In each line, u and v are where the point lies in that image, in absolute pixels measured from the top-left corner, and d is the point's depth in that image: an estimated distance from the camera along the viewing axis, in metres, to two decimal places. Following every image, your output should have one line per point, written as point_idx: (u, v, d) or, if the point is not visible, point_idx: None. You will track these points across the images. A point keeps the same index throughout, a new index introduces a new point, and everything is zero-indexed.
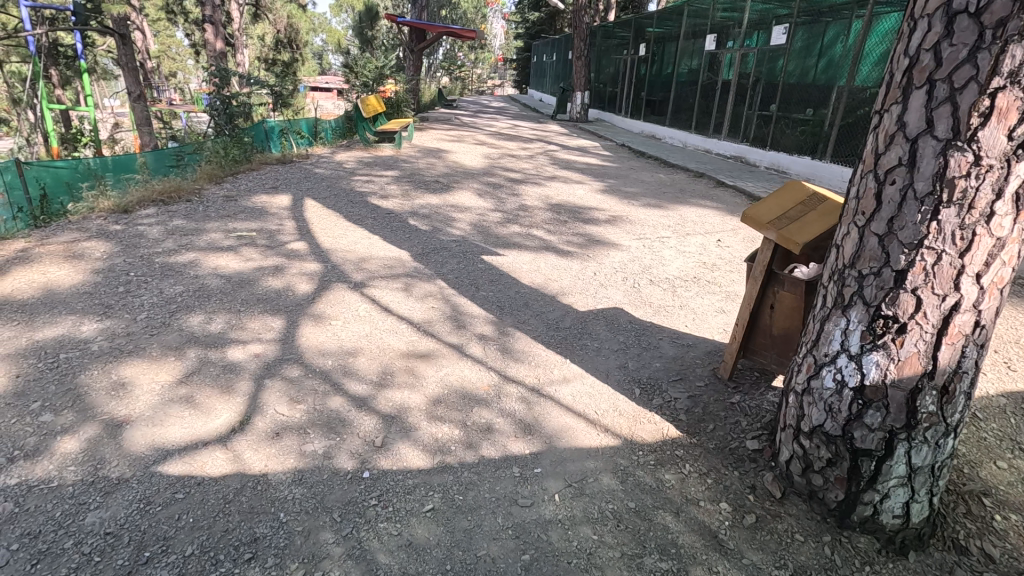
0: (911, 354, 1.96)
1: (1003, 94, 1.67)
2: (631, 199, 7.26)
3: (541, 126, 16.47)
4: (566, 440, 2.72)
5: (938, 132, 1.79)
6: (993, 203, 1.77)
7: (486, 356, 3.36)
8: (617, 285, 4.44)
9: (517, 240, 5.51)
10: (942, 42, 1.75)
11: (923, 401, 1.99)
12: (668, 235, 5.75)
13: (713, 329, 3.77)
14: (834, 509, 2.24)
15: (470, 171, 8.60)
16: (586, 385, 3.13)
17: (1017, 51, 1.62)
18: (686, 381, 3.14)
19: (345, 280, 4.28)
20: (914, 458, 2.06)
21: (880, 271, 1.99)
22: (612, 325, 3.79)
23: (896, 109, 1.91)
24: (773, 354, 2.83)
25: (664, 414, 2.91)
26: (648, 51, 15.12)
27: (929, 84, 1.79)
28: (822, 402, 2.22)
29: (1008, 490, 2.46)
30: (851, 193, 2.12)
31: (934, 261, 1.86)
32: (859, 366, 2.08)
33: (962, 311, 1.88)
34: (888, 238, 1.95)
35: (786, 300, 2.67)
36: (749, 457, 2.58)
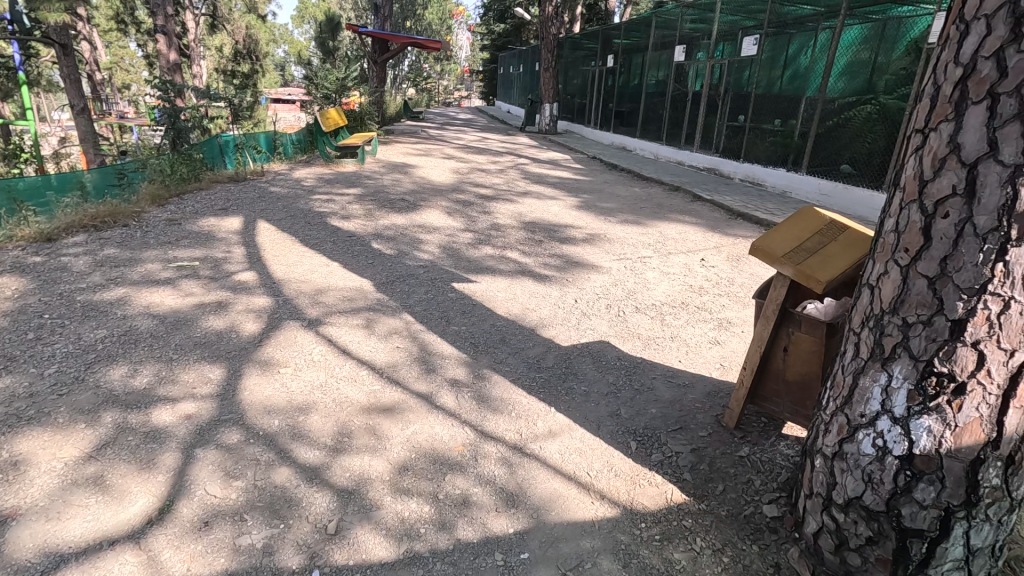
0: (971, 419, 1.64)
1: None
2: (608, 215, 6.95)
3: (510, 138, 16.20)
4: (555, 513, 2.33)
5: (1004, 156, 1.47)
6: None
7: (460, 408, 2.97)
8: (601, 315, 4.10)
9: (490, 263, 5.12)
10: (1007, 46, 1.42)
11: (986, 474, 1.67)
12: (649, 254, 5.46)
13: (709, 364, 3.45)
14: None
15: (438, 188, 8.20)
16: (575, 440, 2.77)
17: None
18: (687, 431, 2.80)
19: (298, 317, 3.81)
20: (973, 538, 1.72)
21: (931, 320, 1.66)
22: (598, 363, 3.45)
23: (945, 128, 1.58)
24: (787, 402, 2.51)
25: (665, 473, 2.55)
26: (616, 62, 15.00)
27: (991, 98, 1.47)
28: (858, 470, 1.88)
29: None
30: (888, 226, 1.80)
31: (1001, 310, 1.54)
32: (906, 432, 1.75)
33: None
34: (940, 281, 1.62)
35: (803, 342, 2.37)
36: (768, 527, 2.23)
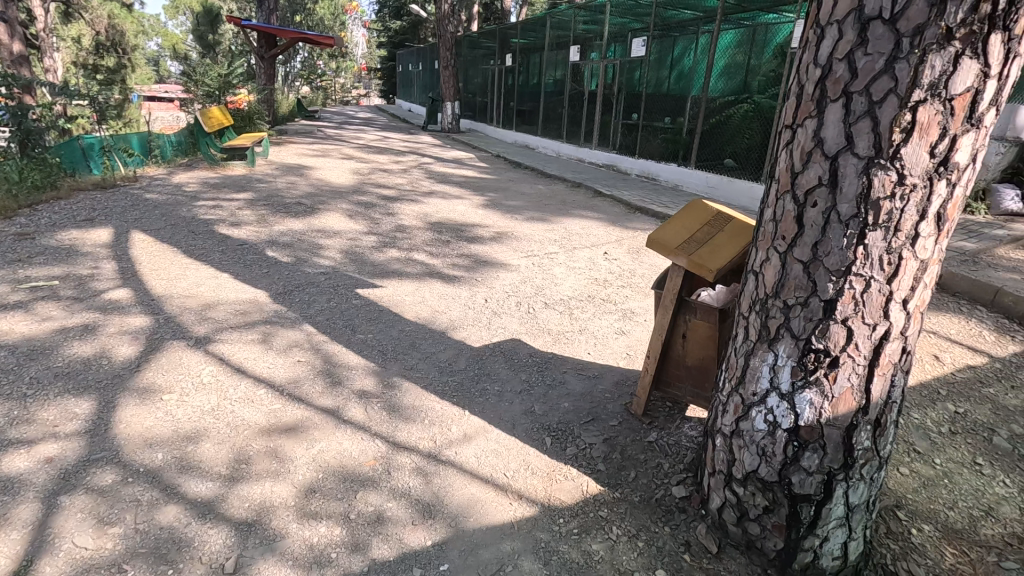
0: (844, 389, 1.80)
1: (924, 108, 1.50)
2: (514, 213, 7.01)
3: (412, 137, 15.89)
4: (474, 518, 2.29)
5: (858, 149, 1.61)
6: (917, 224, 1.63)
7: (369, 421, 2.84)
8: (512, 312, 4.11)
9: (396, 266, 4.96)
10: (856, 50, 1.56)
11: (858, 437, 1.85)
12: (555, 250, 5.56)
13: (616, 354, 3.57)
14: (775, 558, 2.04)
15: (338, 189, 7.85)
16: (490, 443, 2.74)
17: (937, 61, 1.45)
18: (599, 422, 2.87)
19: (183, 337, 3.46)
20: (851, 497, 1.92)
21: (807, 301, 1.79)
22: (510, 361, 3.46)
23: (810, 123, 1.71)
24: (688, 386, 2.64)
25: (580, 466, 2.59)
26: (514, 61, 15.19)
27: (845, 97, 1.60)
28: (753, 445, 2.01)
29: (916, 498, 2.50)
30: (767, 216, 1.92)
31: (863, 289, 1.70)
32: (792, 406, 1.89)
33: (892, 340, 1.75)
34: (813, 265, 1.76)
35: (699, 328, 2.50)
36: (678, 507, 2.33)
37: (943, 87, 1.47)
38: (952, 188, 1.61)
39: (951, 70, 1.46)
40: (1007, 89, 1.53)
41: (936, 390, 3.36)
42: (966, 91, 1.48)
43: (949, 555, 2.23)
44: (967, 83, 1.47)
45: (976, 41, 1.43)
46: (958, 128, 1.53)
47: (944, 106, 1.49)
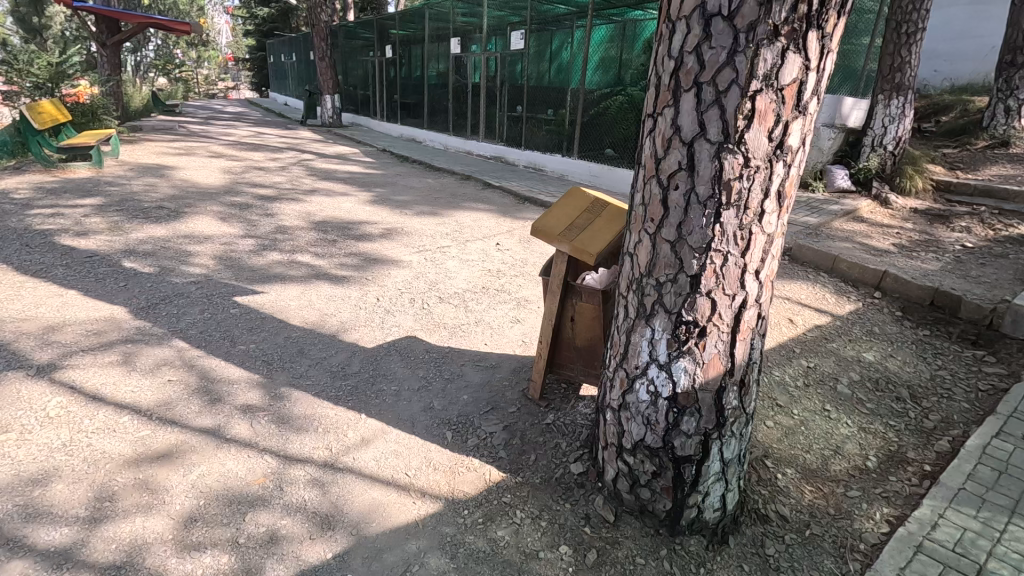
0: (713, 355, 1.97)
1: (761, 97, 1.67)
2: (403, 208, 6.86)
3: (290, 132, 14.96)
4: (375, 524, 2.22)
5: (710, 135, 1.75)
6: (763, 202, 1.81)
7: (256, 436, 2.65)
8: (406, 309, 4.03)
9: (278, 270, 4.66)
10: (702, 44, 1.69)
11: (727, 398, 2.04)
12: (447, 244, 5.52)
13: (512, 342, 3.63)
14: (665, 518, 2.20)
15: (207, 190, 7.20)
16: (390, 444, 2.68)
17: (768, 55, 1.62)
18: (498, 410, 2.91)
19: (21, 366, 3.00)
20: (725, 453, 2.12)
21: (676, 278, 1.94)
22: (407, 359, 3.39)
23: (668, 112, 1.83)
24: (580, 366, 2.76)
25: (482, 456, 2.62)
26: (394, 52, 14.83)
27: (696, 87, 1.74)
28: (639, 416, 2.15)
29: (779, 446, 2.82)
30: (637, 199, 2.04)
31: (722, 263, 1.86)
32: (670, 375, 2.03)
33: (749, 307, 1.94)
34: (679, 244, 1.90)
35: (585, 310, 2.62)
36: (576, 483, 2.44)
37: (775, 78, 1.65)
38: (788, 168, 1.81)
39: (780, 63, 1.63)
40: (825, 80, 1.73)
41: (791, 349, 3.79)
42: (793, 82, 1.66)
43: (808, 494, 2.54)
44: (793, 75, 1.66)
45: (796, 37, 1.62)
46: (789, 116, 1.72)
47: (776, 95, 1.67)
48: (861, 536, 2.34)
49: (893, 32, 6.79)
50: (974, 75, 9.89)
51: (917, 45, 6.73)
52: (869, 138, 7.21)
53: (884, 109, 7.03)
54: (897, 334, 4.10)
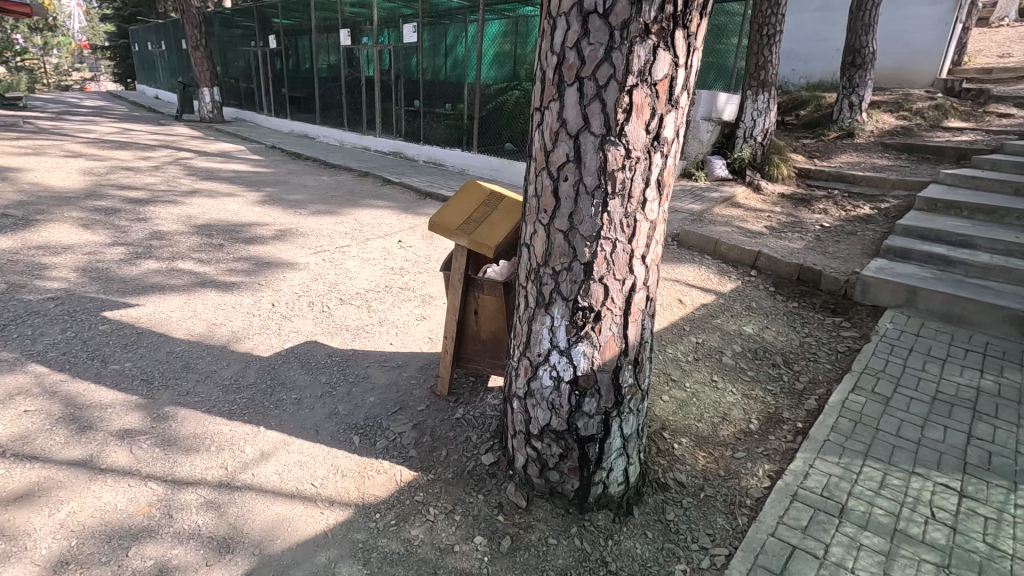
0: (608, 338, 2.08)
1: (637, 91, 1.77)
2: (296, 208, 6.51)
3: (163, 128, 13.64)
4: (278, 541, 2.11)
5: (594, 128, 1.83)
6: (644, 190, 1.93)
7: (138, 462, 2.42)
8: (305, 314, 3.85)
9: (156, 279, 4.26)
10: (581, 40, 1.77)
11: (623, 376, 2.15)
12: (347, 243, 5.33)
13: (419, 339, 3.59)
14: (573, 497, 2.30)
15: (64, 195, 6.39)
16: (293, 454, 2.56)
17: (641, 52, 1.72)
18: (406, 410, 2.87)
19: None
20: (625, 428, 2.24)
21: (570, 266, 2.01)
22: (307, 365, 3.24)
23: (554, 106, 1.89)
24: (486, 358, 2.81)
25: (392, 457, 2.57)
26: (279, 43, 13.99)
27: (578, 81, 1.81)
28: (544, 402, 2.22)
29: (675, 418, 3.04)
30: (530, 191, 2.09)
31: (611, 250, 1.96)
32: (570, 359, 2.11)
33: (638, 290, 2.06)
34: (571, 234, 1.98)
35: (488, 303, 2.66)
36: (488, 474, 2.47)
37: (648, 73, 1.75)
38: (665, 158, 1.93)
39: (652, 59, 1.74)
40: (693, 76, 1.87)
41: (682, 327, 4.08)
42: (664, 78, 1.78)
43: (701, 459, 2.76)
44: (665, 70, 1.77)
45: (665, 36, 1.73)
46: (662, 109, 1.83)
47: (651, 90, 1.78)
48: (747, 491, 2.59)
49: (756, 34, 7.42)
50: (824, 73, 11.12)
51: (777, 45, 7.41)
52: (741, 130, 7.90)
53: (752, 104, 7.73)
54: (771, 308, 4.54)
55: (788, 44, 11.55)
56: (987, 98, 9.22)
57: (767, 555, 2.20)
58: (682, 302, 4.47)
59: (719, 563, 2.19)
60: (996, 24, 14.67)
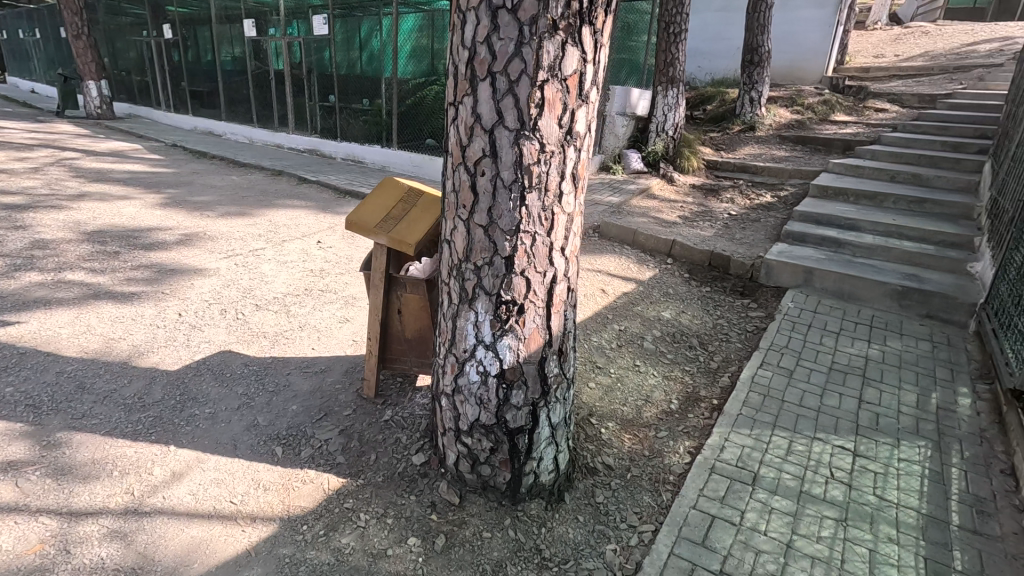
0: (532, 330, 2.11)
1: (548, 86, 1.80)
2: (203, 210, 6.10)
3: (42, 126, 12.32)
4: (195, 565, 1.99)
5: (508, 123, 1.84)
6: (560, 184, 1.97)
7: (26, 497, 2.18)
8: (216, 322, 3.62)
9: (40, 293, 3.85)
10: (492, 35, 1.77)
11: (549, 367, 2.19)
12: (261, 246, 5.06)
13: (342, 342, 3.48)
14: (506, 489, 2.32)
15: None
16: (209, 472, 2.41)
17: (550, 48, 1.75)
18: (332, 416, 2.77)
19: None
20: (552, 418, 2.29)
21: (492, 261, 2.02)
22: (222, 376, 3.06)
23: (468, 101, 1.89)
24: (413, 357, 2.78)
25: (318, 465, 2.48)
26: (175, 33, 13.01)
27: (491, 76, 1.81)
28: (472, 397, 2.22)
29: (601, 404, 3.14)
30: (448, 187, 2.08)
31: (531, 243, 1.99)
32: (495, 354, 2.12)
33: (559, 282, 2.10)
34: (491, 228, 1.98)
35: (412, 301, 2.63)
36: (420, 474, 2.44)
37: (558, 69, 1.79)
38: (578, 152, 1.98)
39: (561, 54, 1.78)
40: (601, 72, 1.93)
41: (605, 316, 4.22)
42: (574, 73, 1.82)
43: (627, 441, 2.87)
44: (574, 66, 1.82)
45: (572, 32, 1.77)
46: (574, 104, 1.88)
47: (561, 85, 1.82)
48: (670, 468, 2.72)
49: (663, 32, 7.75)
50: (727, 71, 11.84)
51: (683, 43, 7.78)
52: (654, 125, 8.26)
53: (662, 99, 8.08)
54: (687, 293, 4.79)
55: (693, 42, 12.17)
56: (866, 94, 10.18)
57: (690, 527, 2.33)
58: (605, 292, 4.62)
59: (646, 539, 2.30)
60: (870, 26, 16.20)
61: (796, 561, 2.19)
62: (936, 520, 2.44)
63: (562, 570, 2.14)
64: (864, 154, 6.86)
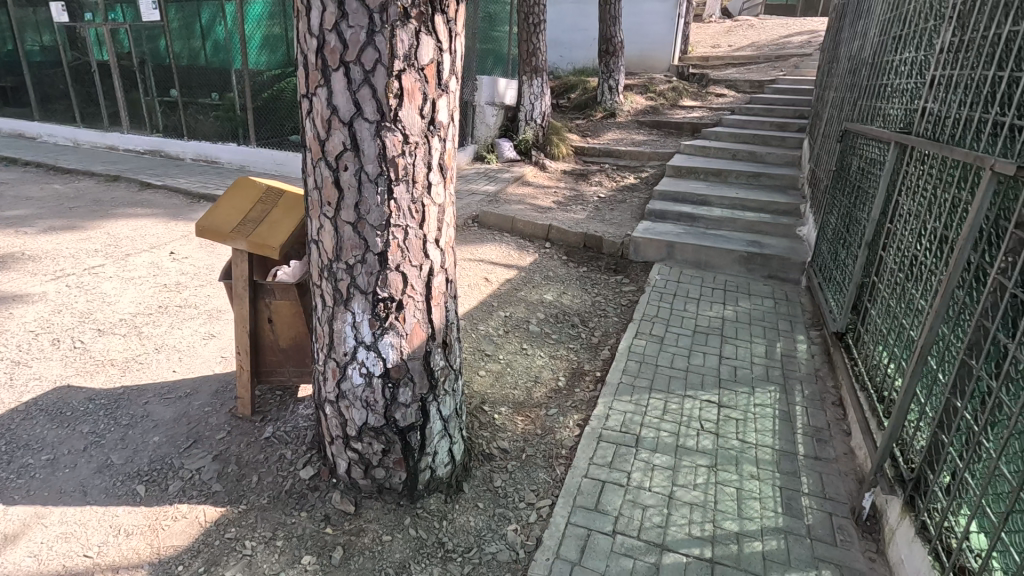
0: (414, 325, 2.07)
1: (406, 76, 1.76)
2: (18, 226, 5.21)
3: None
4: None
5: (367, 114, 1.78)
6: (428, 175, 1.94)
7: None
8: (48, 355, 3.13)
9: None
10: (340, 22, 1.69)
11: (435, 360, 2.18)
12: (99, 263, 4.45)
13: (209, 360, 3.18)
14: (403, 489, 2.28)
15: None
16: (53, 528, 2.10)
17: (403, 36, 1.71)
18: (203, 441, 2.53)
19: None
20: (443, 410, 2.28)
21: (365, 258, 1.96)
22: (61, 417, 2.66)
23: (322, 92, 1.80)
24: (290, 367, 2.62)
25: (190, 497, 2.26)
26: None
27: (344, 66, 1.74)
28: (358, 401, 2.14)
29: (493, 390, 3.19)
30: (310, 184, 1.97)
31: (404, 237, 1.95)
32: (378, 353, 2.06)
33: (437, 274, 2.08)
34: (360, 225, 1.92)
35: (283, 307, 2.48)
36: (309, 488, 2.32)
37: (414, 58, 1.75)
38: (444, 143, 1.96)
39: (415, 43, 1.74)
40: (458, 61, 1.92)
41: (490, 304, 4.27)
42: (431, 62, 1.80)
43: (520, 423, 2.95)
44: (430, 54, 1.79)
45: (425, 20, 1.74)
46: (433, 94, 1.85)
47: (419, 74, 1.78)
48: (562, 442, 2.84)
49: (523, 22, 7.94)
50: (586, 60, 12.43)
51: (542, 34, 8.04)
52: (522, 114, 8.46)
53: (529, 88, 8.30)
54: (565, 275, 4.99)
55: (554, 33, 12.60)
56: (707, 81, 11.24)
57: (584, 495, 2.45)
58: (488, 281, 4.67)
59: (544, 513, 2.38)
60: (706, 19, 17.86)
61: (677, 510, 2.40)
62: (786, 452, 2.80)
63: (466, 559, 2.15)
64: (709, 136, 7.59)
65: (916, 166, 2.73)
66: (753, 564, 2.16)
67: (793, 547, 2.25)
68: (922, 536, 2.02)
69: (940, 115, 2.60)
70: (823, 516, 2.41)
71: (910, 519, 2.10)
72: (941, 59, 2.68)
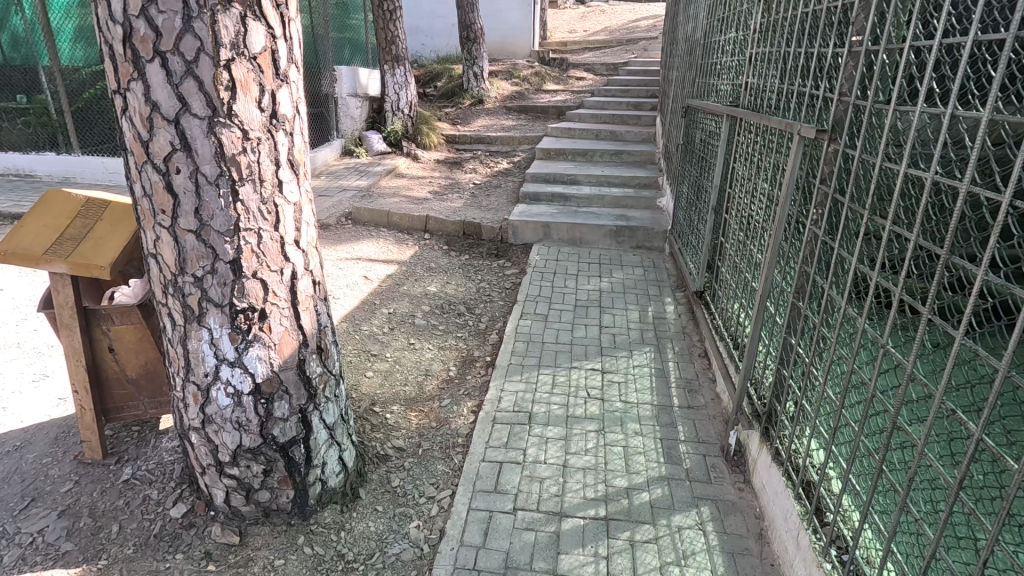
0: (282, 333, 1.93)
1: (237, 65, 1.61)
2: None
3: None
4: None
5: (196, 110, 1.62)
6: (277, 172, 1.80)
7: None
8: None
9: None
10: (149, 7, 1.51)
11: (311, 367, 2.05)
12: None
13: (43, 404, 2.75)
14: (292, 508, 2.15)
15: None
16: None
17: (228, 22, 1.56)
18: (44, 497, 2.20)
19: None
20: (327, 419, 2.16)
21: (214, 268, 1.79)
22: None
23: (137, 87, 1.61)
24: (144, 399, 2.35)
25: (33, 565, 1.96)
26: None
27: (159, 56, 1.56)
28: (228, 424, 1.97)
29: (384, 390, 3.10)
30: (138, 191, 1.77)
31: (258, 241, 1.80)
32: (245, 369, 1.91)
33: (300, 277, 1.95)
34: (204, 232, 1.75)
35: (125, 332, 2.22)
36: (183, 526, 2.10)
37: (243, 46, 1.61)
38: (291, 137, 1.83)
39: (243, 29, 1.59)
40: (296, 47, 1.79)
41: (372, 302, 4.13)
42: (264, 50, 1.65)
43: (414, 418, 2.91)
44: (262, 42, 1.65)
45: (251, 4, 1.60)
46: (272, 84, 1.71)
47: (252, 64, 1.64)
48: (457, 430, 2.85)
49: (379, 9, 7.69)
50: (448, 47, 12.36)
51: (399, 21, 7.85)
52: (388, 104, 8.22)
53: (391, 78, 8.05)
54: (448, 265, 4.96)
55: (413, 20, 12.33)
56: (566, 65, 11.67)
57: (483, 479, 2.47)
58: (368, 279, 4.50)
59: (445, 504, 2.37)
60: (560, 5, 18.55)
61: (571, 477, 2.51)
62: (662, 406, 3.04)
63: (369, 565, 2.09)
64: (573, 118, 7.91)
65: (745, 136, 3.05)
66: (643, 514, 2.33)
67: (674, 491, 2.45)
68: (776, 460, 2.30)
69: (759, 89, 2.93)
70: (699, 458, 2.66)
71: (767, 448, 2.37)
72: (756, 38, 3.01)
